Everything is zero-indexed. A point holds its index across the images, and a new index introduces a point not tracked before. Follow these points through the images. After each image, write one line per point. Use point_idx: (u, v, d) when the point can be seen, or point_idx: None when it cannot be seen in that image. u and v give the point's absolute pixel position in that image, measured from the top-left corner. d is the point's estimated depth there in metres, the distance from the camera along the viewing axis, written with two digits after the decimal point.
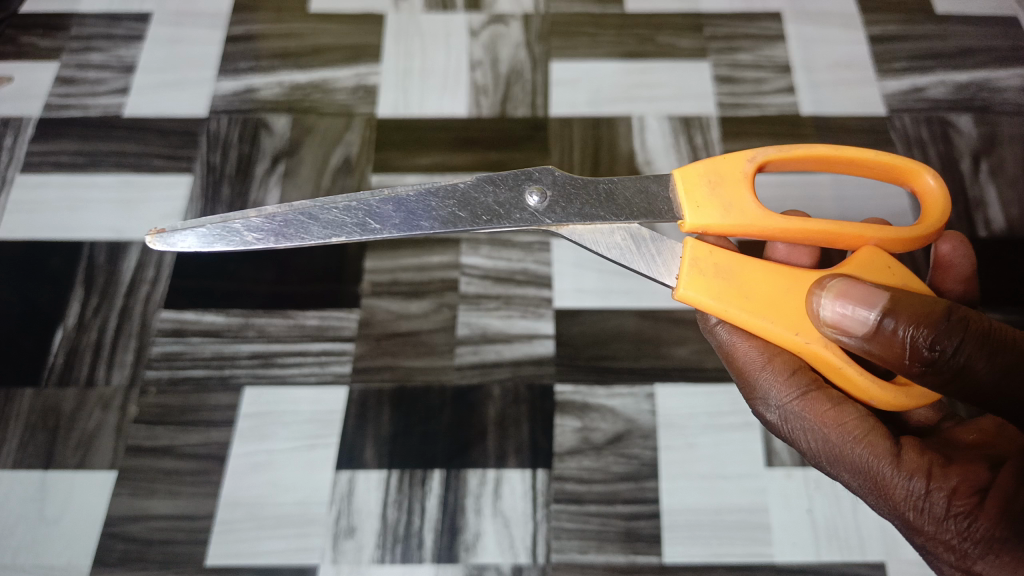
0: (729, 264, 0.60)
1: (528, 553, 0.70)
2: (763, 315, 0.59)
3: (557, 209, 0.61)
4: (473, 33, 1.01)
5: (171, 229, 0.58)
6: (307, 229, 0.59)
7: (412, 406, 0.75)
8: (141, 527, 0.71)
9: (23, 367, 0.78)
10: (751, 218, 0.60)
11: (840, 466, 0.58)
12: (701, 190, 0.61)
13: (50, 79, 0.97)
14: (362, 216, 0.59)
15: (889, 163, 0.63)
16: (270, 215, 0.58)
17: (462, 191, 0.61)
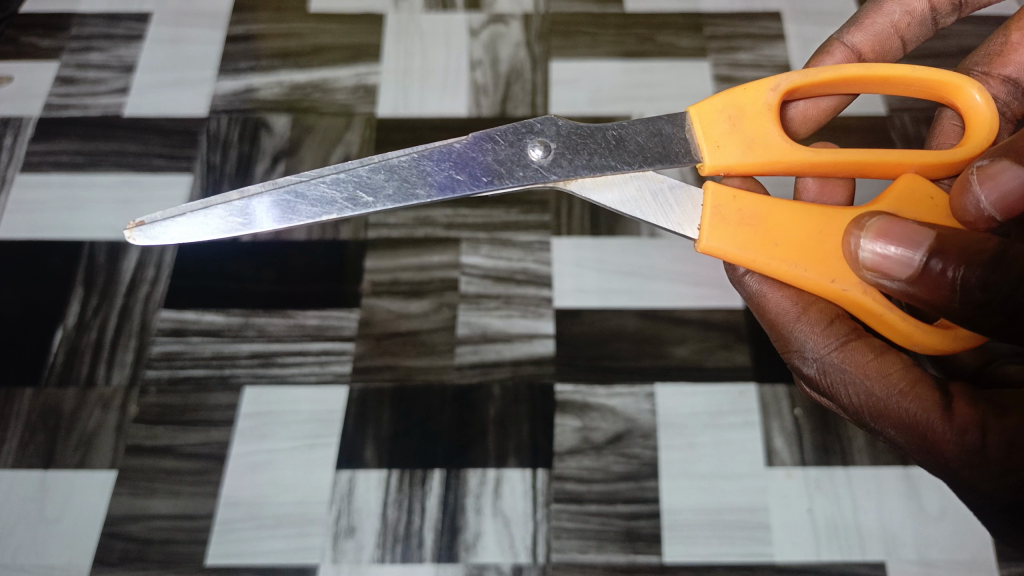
0: (753, 208, 0.59)
1: (529, 553, 0.70)
2: (793, 258, 0.59)
3: (562, 162, 0.62)
4: (473, 33, 1.01)
5: (149, 220, 0.57)
6: (295, 208, 0.58)
7: (412, 406, 0.75)
8: (142, 526, 0.71)
9: (23, 366, 0.78)
10: (776, 152, 0.61)
11: (884, 422, 0.57)
12: (720, 129, 0.62)
13: (50, 79, 0.97)
14: (350, 189, 0.59)
15: (926, 79, 0.62)
16: (252, 197, 0.58)
17: (459, 151, 0.61)
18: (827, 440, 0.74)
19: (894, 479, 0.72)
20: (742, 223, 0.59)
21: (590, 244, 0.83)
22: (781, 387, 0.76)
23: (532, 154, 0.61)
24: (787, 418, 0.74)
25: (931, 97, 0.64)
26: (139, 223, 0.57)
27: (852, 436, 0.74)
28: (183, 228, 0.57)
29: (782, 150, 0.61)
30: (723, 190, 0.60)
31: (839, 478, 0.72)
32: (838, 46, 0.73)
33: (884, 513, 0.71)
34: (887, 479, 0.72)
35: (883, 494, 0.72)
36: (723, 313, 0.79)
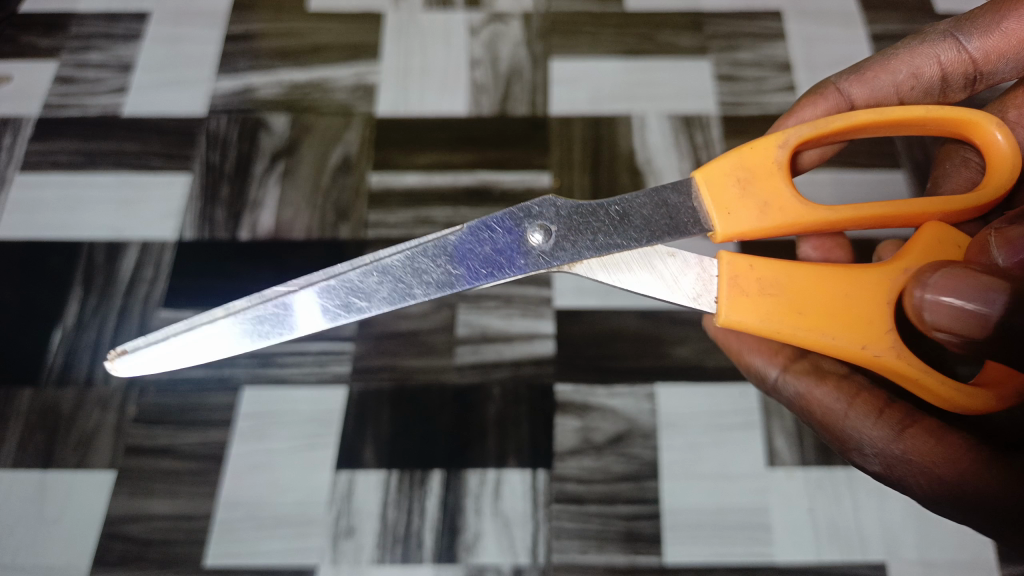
0: (774, 278, 0.57)
1: (529, 554, 0.70)
2: (820, 328, 0.56)
3: (565, 244, 0.58)
4: (473, 32, 1.01)
5: (132, 346, 0.55)
6: (284, 322, 0.56)
7: (411, 407, 0.75)
8: (141, 527, 0.71)
9: (22, 367, 0.78)
10: (793, 213, 0.58)
11: (963, 507, 0.54)
12: (729, 192, 0.58)
13: (49, 79, 0.97)
14: (344, 295, 0.56)
15: (943, 118, 0.59)
16: (240, 312, 0.55)
17: (452, 244, 0.57)
18: (828, 440, 0.73)
19: None
20: (763, 294, 0.57)
21: None
22: None
23: (532, 239, 0.58)
24: (788, 418, 0.74)
25: (952, 132, 0.61)
26: (123, 351, 0.54)
27: None
28: (163, 354, 0.55)
29: (798, 213, 0.58)
30: (739, 259, 0.57)
31: (840, 478, 0.72)
32: (833, 89, 0.70)
33: (885, 514, 0.71)
34: None
35: (884, 495, 0.71)
36: None
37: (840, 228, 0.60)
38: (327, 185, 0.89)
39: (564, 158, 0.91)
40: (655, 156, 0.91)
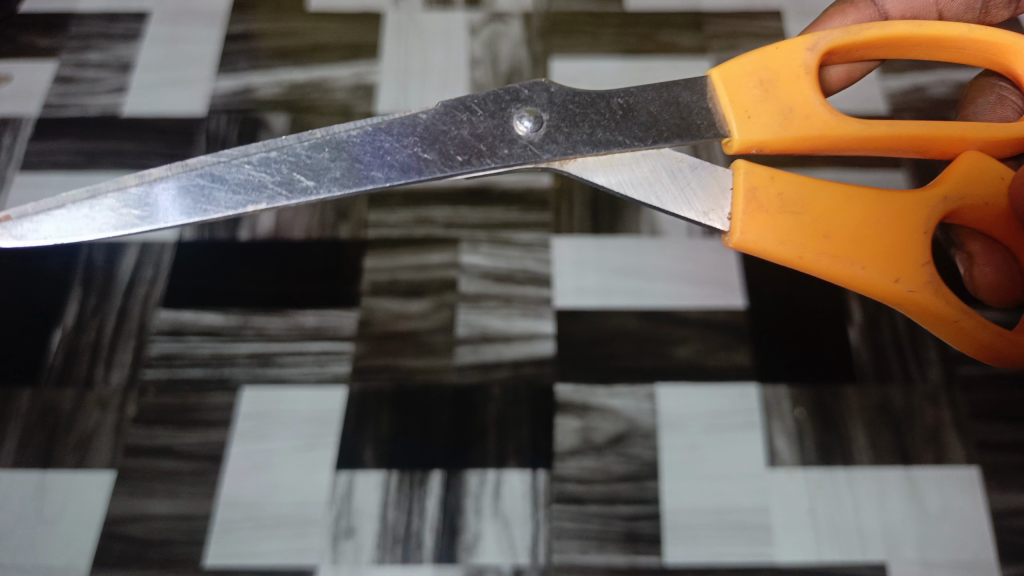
0: (797, 196, 0.62)
1: (529, 554, 0.70)
2: (846, 254, 0.62)
3: (555, 135, 0.64)
4: (473, 32, 1.01)
5: (17, 218, 0.61)
6: (212, 196, 0.61)
7: (411, 407, 0.75)
8: (140, 527, 0.71)
9: (21, 367, 0.78)
10: (818, 121, 0.64)
11: None
12: (750, 98, 0.65)
13: (48, 78, 0.97)
14: (287, 172, 0.62)
15: (982, 40, 0.67)
16: (150, 181, 0.61)
17: (426, 124, 0.63)
18: (828, 441, 0.73)
19: (896, 480, 0.72)
20: (785, 212, 0.62)
21: (590, 244, 0.83)
22: (782, 387, 0.75)
23: (521, 126, 0.64)
24: (789, 418, 0.74)
25: (992, 59, 0.69)
26: (6, 216, 0.60)
27: (853, 437, 0.73)
28: (57, 224, 0.61)
29: (825, 122, 0.64)
30: (758, 171, 0.63)
31: (841, 479, 0.72)
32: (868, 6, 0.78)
33: (886, 514, 0.71)
34: (889, 480, 0.72)
35: (885, 495, 0.71)
36: (724, 313, 0.79)
37: (868, 151, 0.66)
38: None
39: None
40: None
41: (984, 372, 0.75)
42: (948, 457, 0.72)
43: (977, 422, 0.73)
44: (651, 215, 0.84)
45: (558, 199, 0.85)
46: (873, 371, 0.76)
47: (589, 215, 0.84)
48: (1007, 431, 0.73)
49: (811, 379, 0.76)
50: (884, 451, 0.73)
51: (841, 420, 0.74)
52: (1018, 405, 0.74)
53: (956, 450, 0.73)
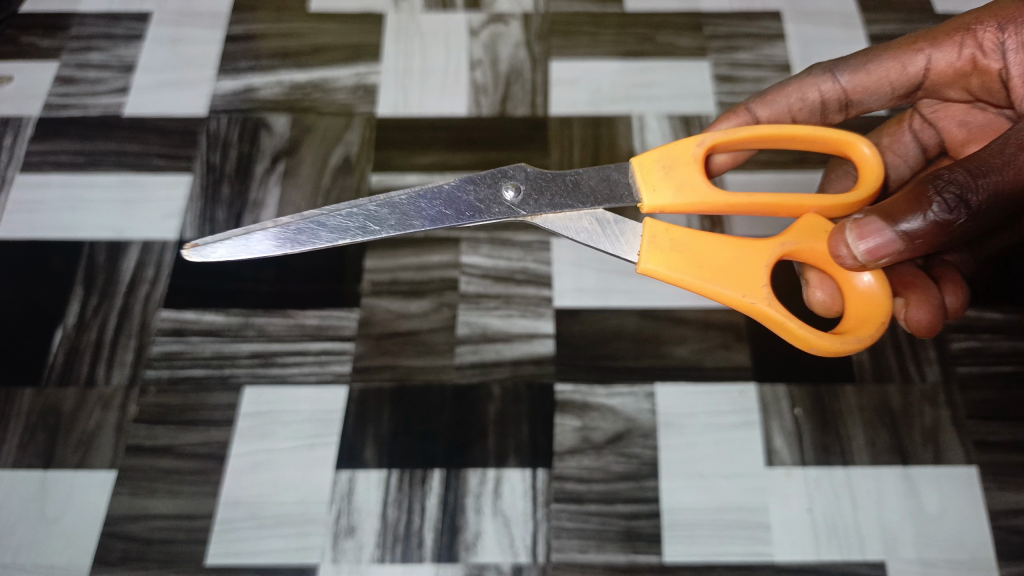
0: (685, 237, 0.65)
1: (529, 553, 0.70)
2: (712, 278, 0.63)
3: (530, 201, 0.66)
4: (473, 33, 1.01)
5: (204, 241, 0.62)
6: (316, 234, 0.63)
7: (411, 406, 0.75)
8: (141, 527, 0.71)
9: (22, 367, 0.78)
10: (701, 195, 0.66)
11: None
12: (657, 174, 0.67)
13: (49, 79, 0.97)
14: (362, 220, 0.63)
15: (829, 137, 0.67)
16: (285, 224, 0.63)
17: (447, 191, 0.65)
18: (826, 440, 0.74)
19: (895, 480, 0.72)
20: (675, 250, 0.64)
21: None
22: (781, 386, 0.76)
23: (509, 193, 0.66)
24: (787, 418, 0.74)
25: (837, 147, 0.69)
26: (197, 245, 0.62)
27: (852, 436, 0.74)
28: (230, 248, 0.62)
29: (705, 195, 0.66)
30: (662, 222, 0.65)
31: (840, 478, 0.72)
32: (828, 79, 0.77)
33: (884, 513, 0.71)
34: (888, 479, 0.72)
35: (883, 493, 0.71)
36: (723, 313, 0.79)
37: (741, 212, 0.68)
38: (328, 186, 0.88)
39: (564, 158, 0.91)
40: None
41: (980, 371, 0.76)
42: (945, 456, 0.73)
43: (974, 422, 0.74)
44: None
45: None
46: (872, 370, 0.76)
47: None
48: (1004, 431, 0.73)
49: (809, 379, 0.76)
50: (883, 450, 0.73)
51: (838, 419, 0.74)
52: (1016, 404, 0.74)
53: (954, 448, 0.73)
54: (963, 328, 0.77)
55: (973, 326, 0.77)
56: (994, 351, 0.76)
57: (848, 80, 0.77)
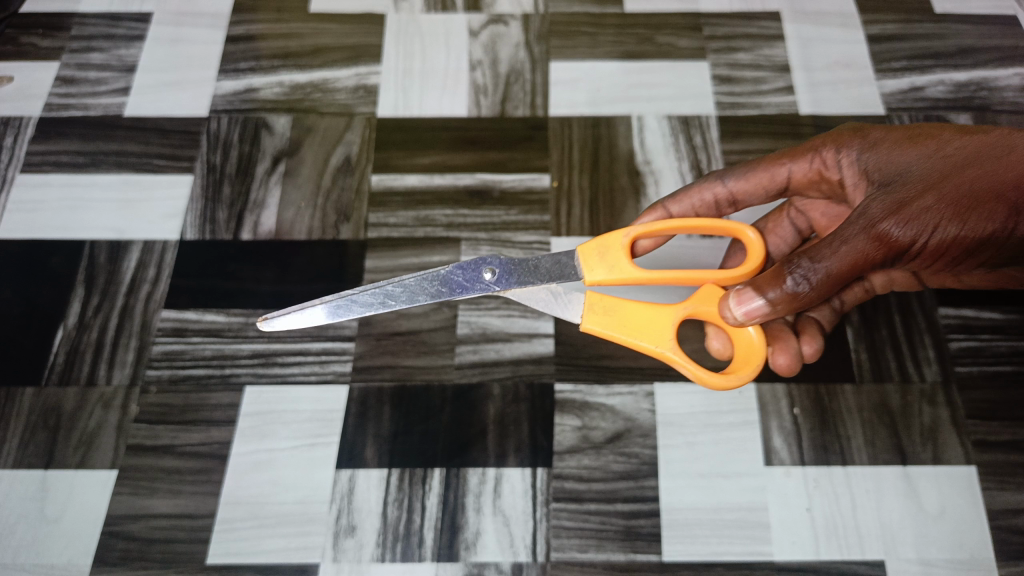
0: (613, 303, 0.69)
1: (529, 552, 0.70)
2: (634, 335, 0.68)
3: (507, 277, 0.69)
4: (473, 33, 1.01)
5: (270, 314, 0.67)
6: (351, 309, 0.66)
7: (412, 406, 0.75)
8: (142, 526, 0.71)
9: (23, 367, 0.78)
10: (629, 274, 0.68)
11: None
12: (594, 257, 0.69)
13: (50, 79, 0.97)
14: (382, 297, 0.66)
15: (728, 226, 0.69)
16: (328, 301, 0.66)
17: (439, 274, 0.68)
18: (825, 439, 0.74)
19: (894, 480, 0.72)
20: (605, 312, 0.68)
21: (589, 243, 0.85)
22: (780, 386, 0.76)
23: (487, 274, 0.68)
24: (787, 418, 0.75)
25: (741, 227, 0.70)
26: (264, 318, 0.67)
27: (851, 436, 0.74)
28: (289, 320, 0.67)
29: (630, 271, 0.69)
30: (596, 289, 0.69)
31: (838, 478, 0.72)
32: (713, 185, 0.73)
33: (883, 512, 0.71)
34: (887, 479, 0.72)
35: (882, 493, 0.72)
36: None
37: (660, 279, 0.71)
38: (328, 186, 0.89)
39: (564, 158, 0.91)
40: (654, 156, 0.91)
41: (978, 371, 0.76)
42: (945, 456, 0.73)
43: (974, 422, 0.74)
44: None
45: (558, 201, 0.88)
46: (871, 370, 0.76)
47: (588, 216, 0.87)
48: (1002, 431, 0.73)
49: (808, 379, 0.76)
50: (881, 450, 0.73)
51: (837, 419, 0.74)
52: (1014, 404, 0.74)
53: (953, 448, 0.73)
54: (962, 328, 0.78)
55: (972, 326, 0.78)
56: (992, 351, 0.77)
57: (734, 185, 0.73)
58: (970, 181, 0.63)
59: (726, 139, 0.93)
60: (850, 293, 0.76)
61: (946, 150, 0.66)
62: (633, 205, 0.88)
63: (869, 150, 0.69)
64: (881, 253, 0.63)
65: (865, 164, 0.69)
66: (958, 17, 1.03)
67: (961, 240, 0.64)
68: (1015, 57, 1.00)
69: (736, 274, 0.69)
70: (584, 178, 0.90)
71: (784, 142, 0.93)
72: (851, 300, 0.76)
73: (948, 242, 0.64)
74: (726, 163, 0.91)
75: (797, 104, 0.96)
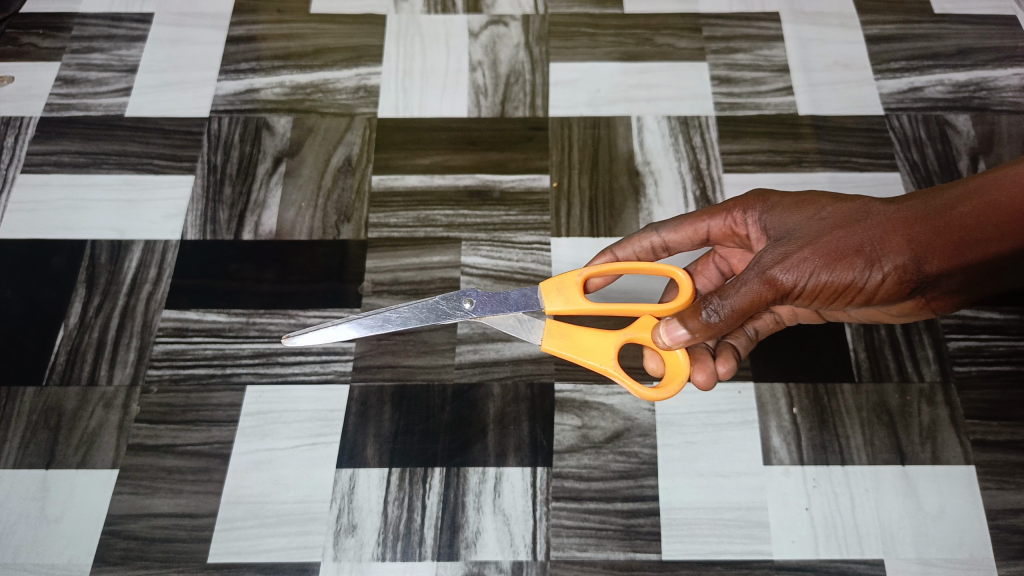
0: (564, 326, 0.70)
1: (529, 551, 0.70)
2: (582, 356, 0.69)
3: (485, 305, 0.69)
4: (473, 34, 1.02)
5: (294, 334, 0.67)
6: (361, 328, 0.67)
7: (412, 405, 0.76)
8: (144, 525, 0.72)
9: (24, 367, 0.78)
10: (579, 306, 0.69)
11: None
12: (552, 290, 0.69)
13: (51, 79, 0.98)
14: (383, 321, 0.67)
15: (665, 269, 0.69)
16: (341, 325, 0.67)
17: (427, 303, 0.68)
18: (824, 438, 0.74)
19: (893, 479, 0.72)
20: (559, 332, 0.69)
21: (589, 244, 0.85)
22: (779, 386, 0.76)
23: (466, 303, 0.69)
24: (786, 417, 0.75)
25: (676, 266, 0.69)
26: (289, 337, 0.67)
27: (850, 435, 0.74)
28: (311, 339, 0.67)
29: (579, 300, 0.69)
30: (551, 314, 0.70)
31: (837, 477, 0.73)
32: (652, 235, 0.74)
33: (882, 511, 0.71)
34: (886, 478, 0.72)
35: (880, 492, 0.72)
36: None
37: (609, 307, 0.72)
38: (329, 186, 0.89)
39: (564, 158, 0.92)
40: (653, 156, 0.92)
41: (977, 371, 0.76)
42: (944, 456, 0.73)
43: (973, 421, 0.74)
44: (649, 217, 0.87)
45: (557, 201, 0.88)
46: (869, 370, 0.76)
47: (587, 216, 0.87)
48: (1001, 430, 0.74)
49: (806, 378, 0.76)
50: (880, 450, 0.74)
51: (836, 418, 0.75)
52: (1012, 404, 0.75)
53: (951, 447, 0.73)
54: (960, 328, 0.78)
55: (971, 326, 0.78)
56: (992, 351, 0.77)
57: (668, 236, 0.73)
58: (846, 233, 0.63)
59: (726, 139, 0.93)
60: (759, 321, 0.74)
61: (826, 205, 0.66)
62: (632, 205, 0.88)
63: (763, 209, 0.69)
64: (763, 302, 0.62)
65: (762, 224, 0.69)
66: (956, 17, 1.04)
67: (841, 287, 0.62)
68: (1014, 58, 1.00)
69: (671, 308, 0.68)
70: (584, 178, 0.90)
71: (783, 142, 0.93)
72: (763, 330, 0.74)
73: (829, 293, 0.63)
74: (725, 163, 0.91)
75: (796, 105, 0.96)
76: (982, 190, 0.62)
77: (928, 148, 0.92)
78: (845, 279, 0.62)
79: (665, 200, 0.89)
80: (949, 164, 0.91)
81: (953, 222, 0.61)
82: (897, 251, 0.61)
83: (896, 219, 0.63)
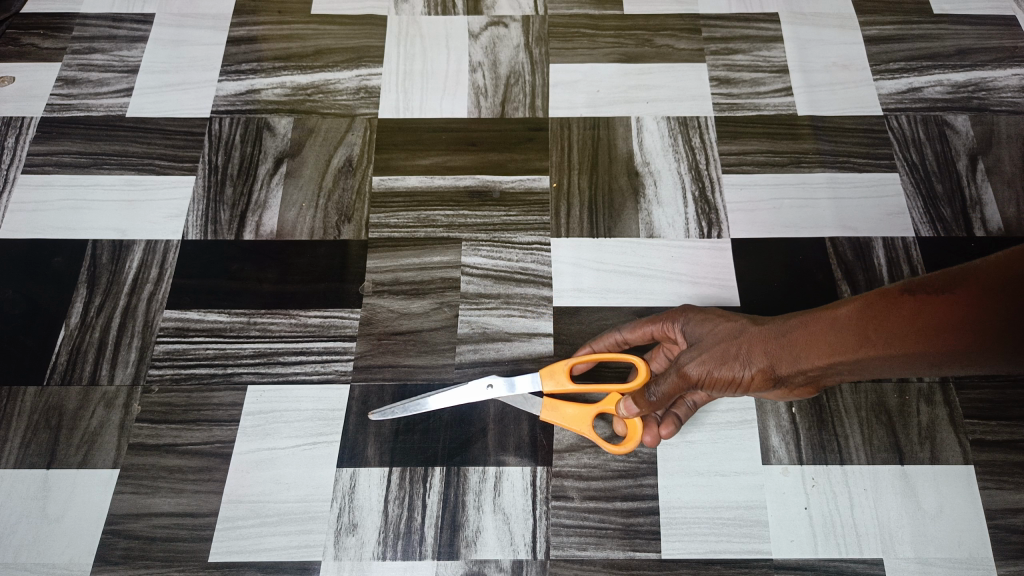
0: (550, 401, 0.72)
1: (528, 550, 0.70)
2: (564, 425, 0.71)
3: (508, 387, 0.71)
4: (473, 35, 1.02)
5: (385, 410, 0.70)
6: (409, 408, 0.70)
7: (412, 404, 0.76)
8: (144, 524, 0.71)
9: (25, 366, 0.78)
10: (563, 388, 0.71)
11: None
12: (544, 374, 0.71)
13: (52, 80, 0.98)
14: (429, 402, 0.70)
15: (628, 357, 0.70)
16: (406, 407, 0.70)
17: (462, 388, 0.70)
18: (822, 438, 0.74)
19: (891, 478, 0.73)
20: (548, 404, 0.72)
21: (589, 245, 0.86)
22: None
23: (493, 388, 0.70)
24: (785, 416, 0.75)
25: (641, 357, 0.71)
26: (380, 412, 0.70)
27: (848, 434, 0.74)
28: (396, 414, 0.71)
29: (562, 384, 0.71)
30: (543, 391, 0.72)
31: (836, 476, 0.73)
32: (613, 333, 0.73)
33: (880, 511, 0.71)
34: (884, 477, 0.73)
35: (879, 492, 0.72)
36: None
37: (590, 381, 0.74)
38: (329, 186, 0.89)
39: (563, 158, 0.92)
40: (653, 157, 0.92)
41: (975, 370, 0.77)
42: (943, 456, 0.73)
43: (972, 421, 0.74)
44: (649, 217, 0.88)
45: (557, 202, 0.89)
46: None
47: (587, 216, 0.87)
48: (1000, 430, 0.74)
49: None
50: (878, 448, 0.74)
51: (835, 418, 0.75)
52: (1011, 403, 0.75)
53: (950, 447, 0.74)
54: None
55: None
56: None
57: (628, 336, 0.72)
58: (728, 340, 0.60)
59: (725, 140, 0.93)
60: (697, 394, 0.72)
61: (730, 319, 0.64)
62: (631, 205, 0.89)
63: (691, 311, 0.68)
64: (682, 390, 0.63)
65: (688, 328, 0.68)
66: (953, 19, 1.04)
67: (736, 385, 0.60)
68: (1013, 58, 1.00)
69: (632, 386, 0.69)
70: (584, 178, 0.90)
71: (782, 141, 0.93)
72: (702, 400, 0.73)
73: (726, 389, 0.61)
74: (724, 163, 0.92)
75: (796, 105, 0.96)
76: (820, 316, 0.52)
77: (926, 149, 0.92)
78: (730, 376, 0.59)
79: (665, 201, 0.89)
80: (948, 164, 0.91)
81: (800, 335, 0.53)
82: (758, 358, 0.57)
83: (760, 330, 0.58)
